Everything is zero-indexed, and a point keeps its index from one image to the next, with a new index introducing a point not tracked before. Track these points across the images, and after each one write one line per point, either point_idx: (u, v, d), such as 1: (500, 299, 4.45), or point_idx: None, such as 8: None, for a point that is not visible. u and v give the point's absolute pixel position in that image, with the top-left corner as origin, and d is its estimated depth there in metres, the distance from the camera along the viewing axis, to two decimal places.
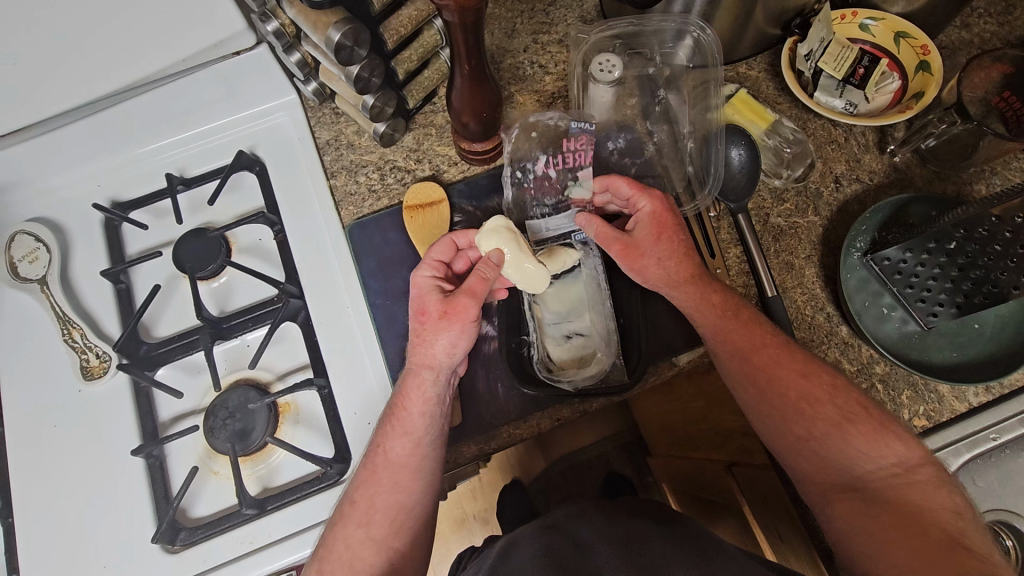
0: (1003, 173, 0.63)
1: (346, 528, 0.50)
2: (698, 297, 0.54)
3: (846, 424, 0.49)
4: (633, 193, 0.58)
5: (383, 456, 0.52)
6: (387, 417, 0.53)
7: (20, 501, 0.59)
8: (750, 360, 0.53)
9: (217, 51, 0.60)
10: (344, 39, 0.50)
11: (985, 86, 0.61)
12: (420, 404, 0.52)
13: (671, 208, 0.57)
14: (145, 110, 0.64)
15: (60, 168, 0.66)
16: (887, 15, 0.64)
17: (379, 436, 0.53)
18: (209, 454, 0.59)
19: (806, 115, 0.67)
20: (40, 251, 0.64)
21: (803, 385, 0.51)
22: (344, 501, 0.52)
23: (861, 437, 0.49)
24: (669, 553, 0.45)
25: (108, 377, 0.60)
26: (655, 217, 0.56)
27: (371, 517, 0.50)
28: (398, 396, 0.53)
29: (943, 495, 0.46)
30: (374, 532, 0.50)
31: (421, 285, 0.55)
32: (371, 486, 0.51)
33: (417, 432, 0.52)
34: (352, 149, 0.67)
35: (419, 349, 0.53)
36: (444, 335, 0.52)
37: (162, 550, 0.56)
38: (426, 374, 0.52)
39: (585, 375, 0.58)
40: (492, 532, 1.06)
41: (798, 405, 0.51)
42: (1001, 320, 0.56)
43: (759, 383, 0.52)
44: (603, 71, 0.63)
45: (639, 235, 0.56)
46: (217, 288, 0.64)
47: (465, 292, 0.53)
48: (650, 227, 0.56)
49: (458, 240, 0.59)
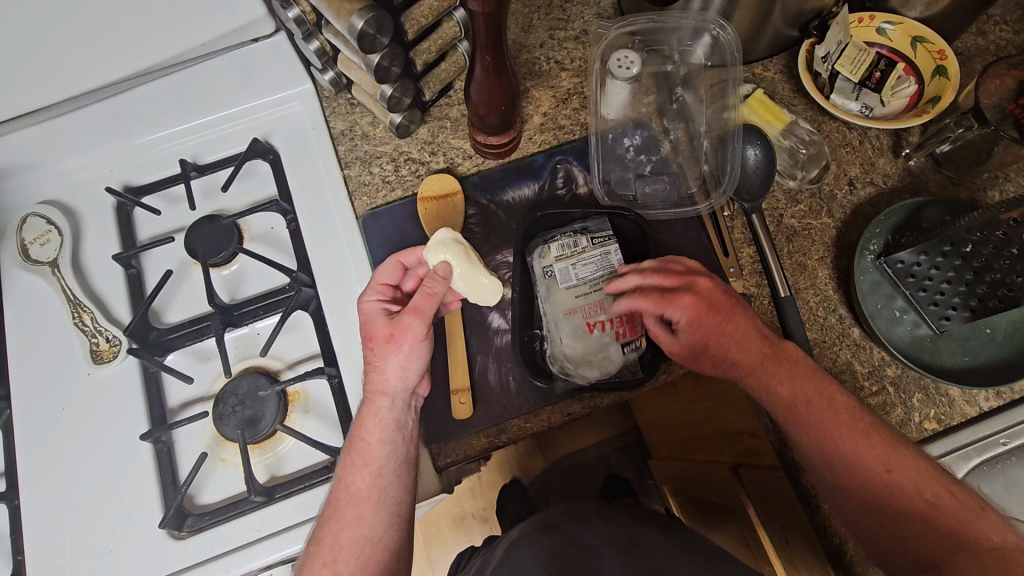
0: (1016, 180, 0.63)
1: (311, 569, 0.48)
2: (769, 395, 0.54)
3: (933, 511, 0.46)
4: (669, 295, 0.55)
5: (347, 492, 0.51)
6: (349, 449, 0.52)
7: (25, 483, 0.59)
8: (779, 390, 0.53)
9: (236, 38, 0.59)
10: (367, 27, 0.50)
11: (1000, 93, 0.60)
12: (377, 431, 0.51)
13: (718, 301, 0.55)
14: (160, 96, 0.63)
15: (73, 151, 0.66)
16: (904, 19, 0.63)
17: (342, 471, 0.52)
18: (218, 441, 0.59)
19: (821, 117, 0.67)
20: (51, 234, 0.64)
21: (888, 475, 0.48)
22: (311, 541, 0.50)
23: (950, 522, 0.45)
24: (676, 558, 0.45)
25: (118, 361, 0.60)
26: (696, 310, 0.54)
27: (337, 556, 0.48)
28: (356, 432, 0.52)
29: None
30: (342, 570, 0.48)
31: (369, 313, 0.55)
32: (336, 522, 0.50)
33: (376, 461, 0.51)
34: (367, 140, 0.67)
35: (373, 376, 0.53)
36: (393, 359, 0.52)
37: (168, 535, 0.56)
38: (382, 403, 0.52)
39: (598, 369, 0.57)
40: (491, 531, 1.05)
41: (885, 495, 0.48)
42: (1013, 325, 0.57)
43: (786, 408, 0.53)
44: (620, 67, 0.65)
45: (687, 342, 0.55)
46: (228, 276, 0.64)
47: (409, 311, 0.53)
48: (694, 326, 0.54)
49: (405, 259, 0.59)
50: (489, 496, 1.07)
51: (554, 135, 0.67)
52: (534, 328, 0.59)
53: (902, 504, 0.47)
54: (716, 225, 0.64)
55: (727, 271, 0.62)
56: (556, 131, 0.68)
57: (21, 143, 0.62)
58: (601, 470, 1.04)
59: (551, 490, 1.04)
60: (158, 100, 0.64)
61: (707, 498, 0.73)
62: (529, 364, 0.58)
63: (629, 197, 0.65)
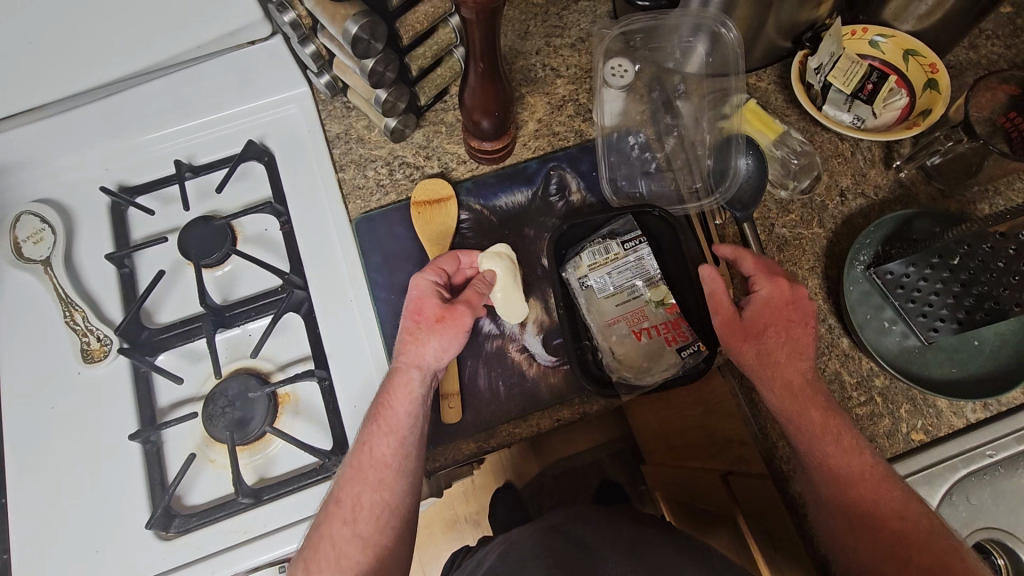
0: (1006, 194, 0.64)
1: (331, 525, 0.49)
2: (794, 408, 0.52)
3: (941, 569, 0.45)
4: (756, 274, 0.55)
5: (369, 456, 0.50)
6: (375, 416, 0.52)
7: (14, 482, 0.59)
8: (808, 415, 0.51)
9: (233, 40, 0.60)
10: (362, 32, 0.50)
11: (990, 106, 0.61)
12: (406, 403, 0.52)
13: (791, 300, 0.54)
14: (156, 97, 0.63)
15: (67, 151, 0.66)
16: (897, 33, 0.64)
17: (363, 434, 0.52)
18: (207, 442, 0.59)
19: (814, 128, 0.67)
20: (45, 233, 0.64)
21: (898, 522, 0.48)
22: (329, 500, 0.51)
23: None
24: (681, 560, 0.45)
25: (108, 361, 0.60)
26: (771, 305, 0.54)
27: (359, 515, 0.49)
28: (383, 399, 0.52)
29: None
30: (362, 531, 0.49)
31: (419, 288, 0.56)
32: (358, 484, 0.50)
33: (402, 430, 0.51)
34: (362, 143, 0.67)
35: (409, 349, 0.53)
36: (435, 339, 0.53)
37: (155, 536, 0.56)
38: (416, 377, 0.52)
39: (653, 372, 0.57)
40: (483, 535, 1.05)
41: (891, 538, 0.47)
42: (1002, 337, 0.57)
43: (812, 427, 0.51)
44: (615, 76, 0.66)
45: (749, 321, 0.54)
46: (221, 277, 0.64)
47: (465, 300, 0.55)
48: (764, 317, 0.54)
49: (461, 257, 0.61)
50: (481, 500, 1.07)
51: (549, 142, 0.68)
52: (584, 339, 0.59)
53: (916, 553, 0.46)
54: (707, 232, 0.64)
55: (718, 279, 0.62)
56: (550, 137, 0.68)
57: (17, 142, 0.62)
58: (594, 476, 1.04)
59: (544, 494, 1.03)
60: (154, 101, 0.64)
61: (697, 505, 0.73)
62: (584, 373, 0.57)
63: (636, 195, 0.66)
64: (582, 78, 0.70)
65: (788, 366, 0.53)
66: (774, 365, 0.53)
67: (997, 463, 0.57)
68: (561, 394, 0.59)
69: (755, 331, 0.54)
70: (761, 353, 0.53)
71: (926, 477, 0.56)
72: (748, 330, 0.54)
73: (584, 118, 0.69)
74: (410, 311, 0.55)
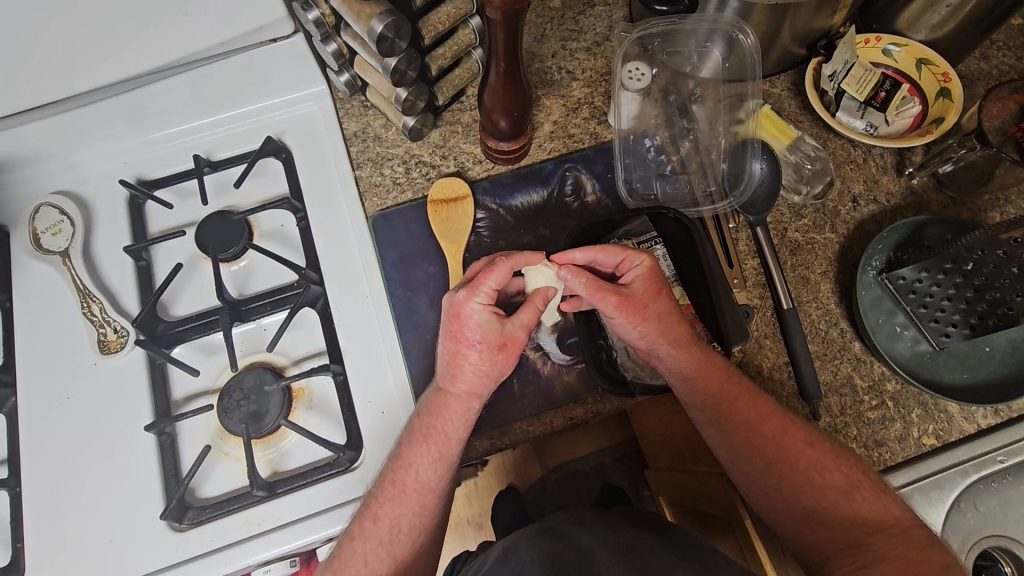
0: (1017, 203, 0.64)
1: (367, 544, 0.50)
2: (698, 365, 0.54)
3: (853, 491, 0.51)
4: (625, 253, 0.55)
5: (414, 477, 0.52)
6: (424, 437, 0.52)
7: (28, 471, 0.59)
8: (707, 374, 0.54)
9: (255, 37, 0.60)
10: (387, 31, 0.51)
11: (1002, 115, 0.61)
12: (461, 428, 0.52)
13: (657, 272, 0.55)
14: (176, 92, 0.64)
15: (87, 144, 0.67)
16: (910, 42, 0.65)
17: (405, 451, 0.52)
18: (221, 435, 0.59)
19: (826, 134, 0.68)
20: (63, 224, 0.64)
21: (811, 454, 0.53)
22: (365, 516, 0.51)
23: (865, 502, 0.50)
24: (672, 563, 0.44)
25: (124, 352, 0.61)
26: (650, 277, 0.55)
27: (397, 536, 0.51)
28: (428, 422, 0.52)
29: (936, 551, 0.47)
30: (396, 552, 0.51)
31: (467, 314, 0.51)
32: (397, 503, 0.51)
33: (449, 455, 0.52)
34: (379, 142, 0.68)
35: (471, 379, 0.52)
36: (500, 369, 0.52)
37: (168, 527, 0.56)
38: (455, 405, 0.52)
39: None
40: (485, 537, 1.05)
41: (809, 474, 0.52)
42: (1013, 343, 0.57)
43: (767, 454, 0.53)
44: (632, 79, 0.65)
45: (636, 293, 0.54)
46: (237, 271, 0.64)
47: (523, 326, 0.53)
48: (645, 283, 0.54)
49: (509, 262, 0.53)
50: (484, 502, 1.07)
51: (564, 144, 0.68)
52: (599, 338, 0.60)
53: (830, 481, 0.52)
54: (721, 234, 0.64)
55: (732, 282, 0.62)
56: (565, 139, 0.69)
57: (38, 134, 0.63)
58: (598, 479, 1.04)
59: (547, 497, 1.03)
60: (174, 96, 0.64)
61: (704, 508, 0.72)
62: (599, 369, 0.57)
63: (651, 197, 0.67)
64: (598, 81, 0.70)
65: (686, 342, 0.55)
66: (672, 337, 0.55)
67: (1007, 470, 0.57)
68: (574, 393, 0.59)
69: (646, 300, 0.54)
70: (659, 321, 0.54)
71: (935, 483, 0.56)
72: (639, 303, 0.54)
73: (599, 121, 0.69)
74: (457, 340, 0.51)
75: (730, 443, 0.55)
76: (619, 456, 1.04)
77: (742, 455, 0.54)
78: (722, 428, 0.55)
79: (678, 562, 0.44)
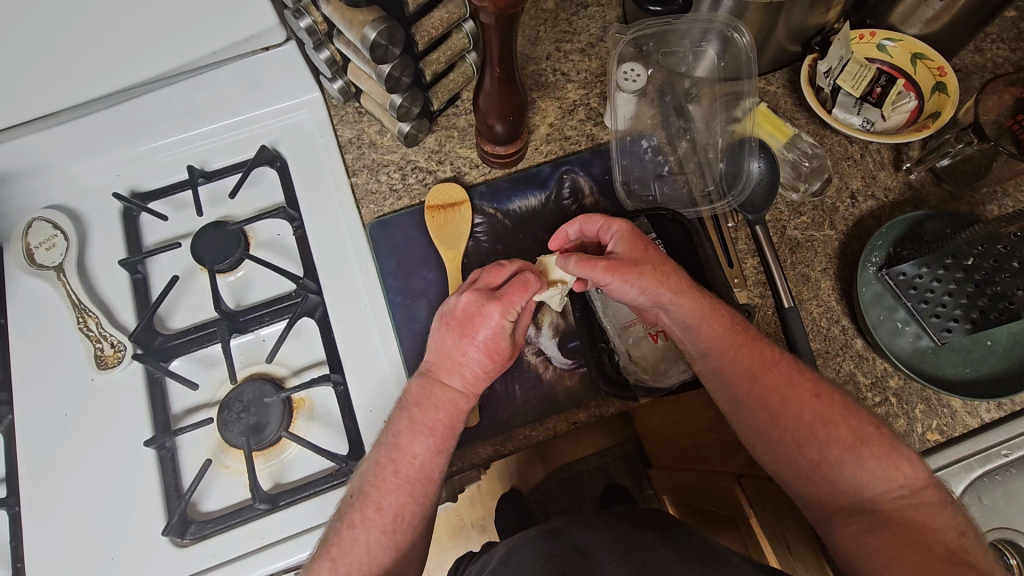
0: (1014, 195, 0.64)
1: (369, 529, 0.48)
2: (705, 308, 0.53)
3: (860, 447, 0.50)
4: (604, 222, 0.57)
5: (420, 470, 0.50)
6: (433, 430, 0.51)
7: (27, 490, 0.58)
8: (711, 322, 0.53)
9: (248, 46, 0.59)
10: (380, 37, 0.51)
11: (997, 109, 0.61)
12: (450, 417, 0.52)
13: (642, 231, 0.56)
14: (168, 102, 0.63)
15: (80, 157, 0.66)
16: (904, 37, 0.65)
17: (405, 441, 0.51)
18: (221, 448, 0.58)
19: (823, 131, 0.68)
20: (57, 239, 0.64)
21: (816, 406, 0.51)
22: (368, 504, 0.49)
23: (873, 459, 0.49)
24: (675, 563, 0.43)
25: (121, 367, 0.60)
26: (629, 237, 0.55)
27: (398, 526, 0.49)
28: (437, 416, 0.51)
29: (945, 515, 0.46)
30: (399, 540, 0.49)
31: (492, 330, 0.51)
32: (395, 492, 0.50)
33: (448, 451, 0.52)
34: (374, 148, 0.67)
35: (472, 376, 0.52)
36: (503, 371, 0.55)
37: (170, 543, 0.56)
38: (465, 402, 0.53)
39: (671, 375, 0.59)
40: (489, 540, 1.04)
41: (813, 426, 0.51)
42: (1015, 337, 0.57)
43: (771, 407, 0.52)
44: (627, 81, 0.64)
45: (622, 254, 0.54)
46: (233, 282, 0.64)
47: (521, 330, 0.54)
48: (629, 243, 0.55)
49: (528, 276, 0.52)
50: (487, 505, 1.06)
51: (561, 146, 0.68)
52: (601, 341, 0.60)
53: (837, 432, 0.50)
54: (720, 234, 0.64)
55: (733, 282, 0.62)
56: (562, 141, 0.68)
57: (29, 149, 0.62)
58: (600, 480, 1.03)
59: (550, 500, 1.03)
60: (165, 107, 0.64)
61: (707, 506, 0.72)
62: (601, 376, 0.58)
63: (649, 198, 0.67)
64: (593, 82, 0.70)
65: (690, 290, 0.54)
66: (673, 283, 0.53)
67: (1011, 463, 0.57)
68: (576, 398, 0.59)
69: (634, 256, 0.54)
70: (656, 271, 0.53)
71: (941, 477, 0.56)
72: (629, 258, 0.53)
73: (595, 123, 0.69)
74: (478, 350, 0.51)
75: (733, 396, 0.54)
76: (621, 457, 1.04)
77: (747, 407, 0.53)
78: (727, 380, 0.54)
79: (681, 563, 0.43)
